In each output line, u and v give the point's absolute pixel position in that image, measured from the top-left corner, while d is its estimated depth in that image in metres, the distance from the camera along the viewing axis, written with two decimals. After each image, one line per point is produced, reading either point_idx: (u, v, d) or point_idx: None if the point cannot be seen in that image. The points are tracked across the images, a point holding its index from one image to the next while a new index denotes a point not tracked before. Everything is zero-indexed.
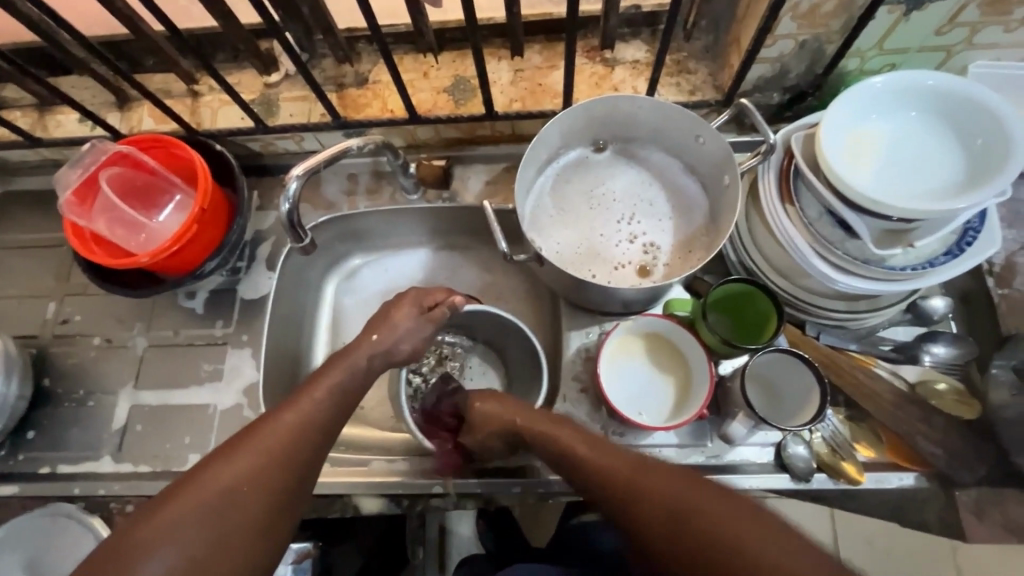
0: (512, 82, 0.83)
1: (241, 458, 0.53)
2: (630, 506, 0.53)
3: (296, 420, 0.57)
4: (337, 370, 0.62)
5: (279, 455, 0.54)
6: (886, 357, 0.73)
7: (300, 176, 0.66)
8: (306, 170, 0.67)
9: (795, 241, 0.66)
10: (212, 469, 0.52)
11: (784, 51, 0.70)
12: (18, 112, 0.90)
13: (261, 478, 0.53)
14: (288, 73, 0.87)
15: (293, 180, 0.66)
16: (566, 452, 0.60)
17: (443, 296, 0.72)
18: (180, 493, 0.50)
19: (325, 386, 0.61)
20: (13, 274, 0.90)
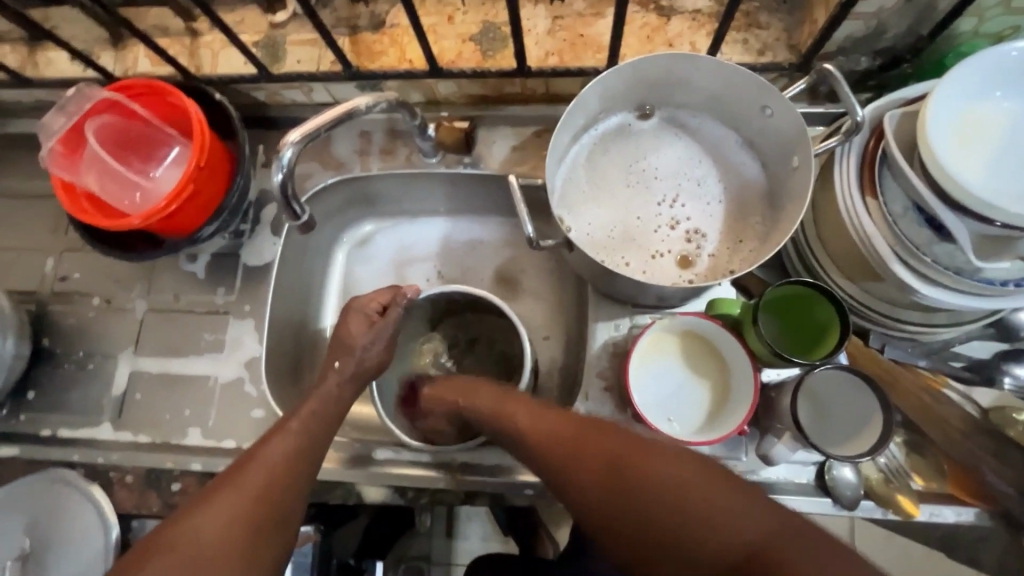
0: (549, 32, 0.72)
1: (222, 502, 0.52)
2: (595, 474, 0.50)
3: (276, 454, 0.56)
4: (311, 405, 0.61)
5: (261, 491, 0.53)
6: (958, 376, 0.64)
7: (296, 144, 0.59)
8: (303, 137, 0.59)
9: (874, 241, 0.56)
10: (192, 518, 0.50)
11: (885, 5, 0.58)
12: (7, 47, 0.82)
13: (248, 513, 0.51)
14: (296, 12, 0.77)
15: (288, 147, 0.59)
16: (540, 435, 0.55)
17: (391, 297, 0.70)
18: (161, 548, 0.48)
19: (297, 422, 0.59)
20: (11, 223, 0.85)
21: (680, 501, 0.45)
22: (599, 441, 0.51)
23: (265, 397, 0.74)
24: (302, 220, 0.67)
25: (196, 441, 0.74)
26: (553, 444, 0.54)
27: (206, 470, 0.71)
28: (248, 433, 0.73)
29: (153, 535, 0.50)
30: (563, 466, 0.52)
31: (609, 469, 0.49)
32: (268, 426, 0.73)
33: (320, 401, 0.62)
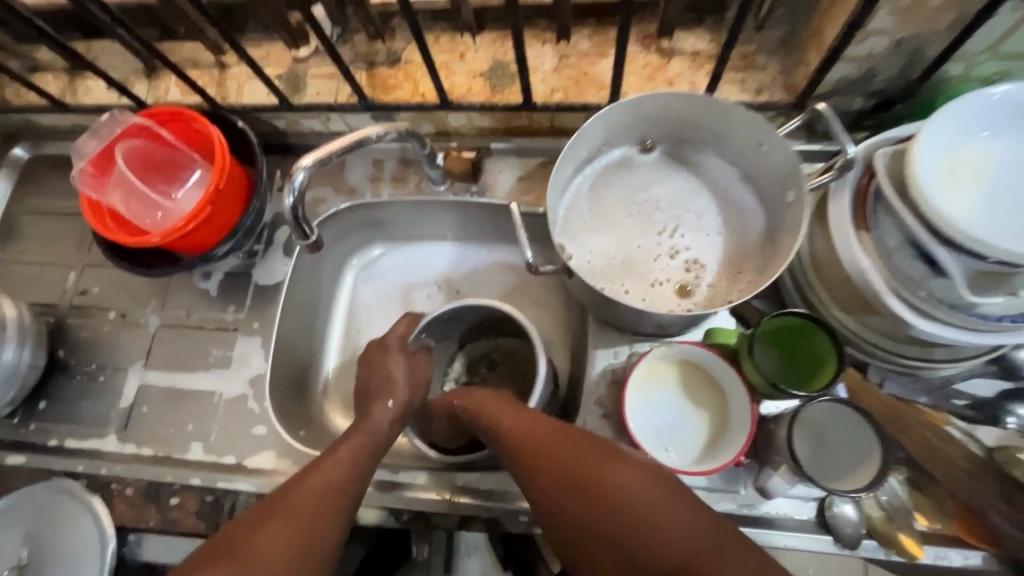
0: (555, 70, 0.75)
1: (286, 522, 0.52)
2: (593, 525, 0.49)
3: (331, 481, 0.58)
4: (365, 431, 0.64)
5: (316, 517, 0.54)
6: (960, 414, 0.63)
7: (308, 168, 0.62)
8: (315, 161, 0.62)
9: (868, 274, 0.57)
10: (259, 538, 0.50)
11: (876, 50, 0.60)
12: (50, 76, 0.88)
13: (306, 538, 0.52)
14: (318, 48, 0.82)
15: (300, 171, 0.62)
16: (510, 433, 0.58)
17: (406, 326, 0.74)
18: (223, 557, 0.48)
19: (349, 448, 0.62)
20: (40, 240, 0.90)
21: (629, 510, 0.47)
22: (566, 446, 0.54)
23: (267, 414, 0.75)
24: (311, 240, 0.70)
25: (198, 455, 0.75)
26: (522, 441, 0.56)
27: (205, 484, 0.72)
28: (249, 448, 0.74)
29: (209, 547, 0.50)
30: (528, 461, 0.55)
31: (573, 468, 0.52)
32: (269, 442, 0.74)
33: (373, 428, 0.65)
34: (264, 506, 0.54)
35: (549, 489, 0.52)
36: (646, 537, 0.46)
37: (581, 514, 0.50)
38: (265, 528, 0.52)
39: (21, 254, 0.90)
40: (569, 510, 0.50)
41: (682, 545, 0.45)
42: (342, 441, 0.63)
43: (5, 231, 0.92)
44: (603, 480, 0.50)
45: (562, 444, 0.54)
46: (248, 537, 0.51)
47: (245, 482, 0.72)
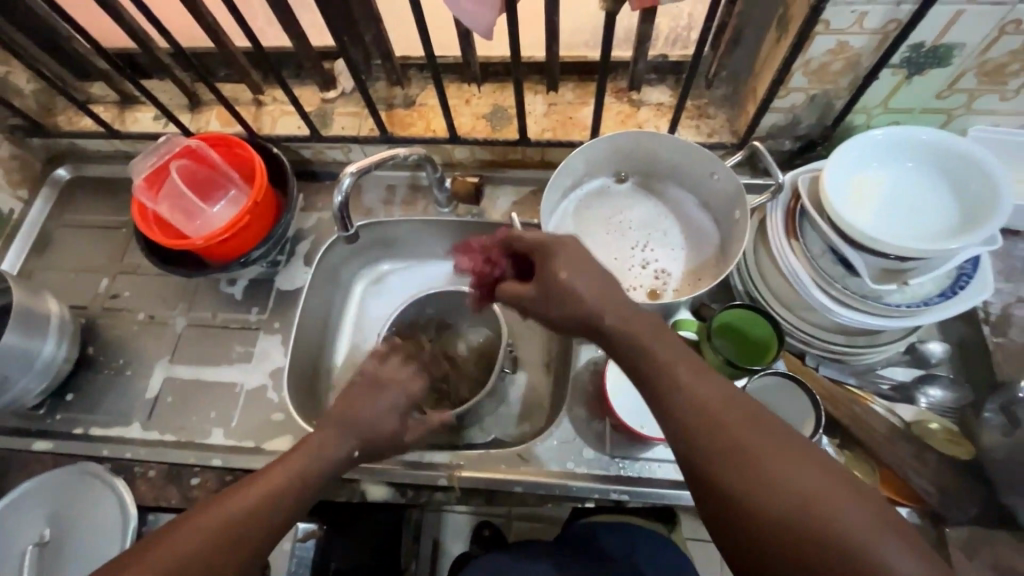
0: (545, 114, 0.91)
1: (198, 528, 0.49)
2: (709, 428, 0.46)
3: (259, 497, 0.52)
4: (313, 446, 0.58)
5: (234, 528, 0.50)
6: (883, 395, 0.76)
7: (354, 174, 0.73)
8: (359, 169, 0.73)
9: (798, 273, 0.71)
10: (171, 540, 0.48)
11: (796, 103, 0.77)
12: (102, 107, 1.00)
13: (218, 548, 0.48)
14: (344, 91, 0.96)
15: (346, 176, 0.73)
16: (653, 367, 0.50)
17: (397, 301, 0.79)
18: (168, 535, 0.49)
19: (295, 462, 0.56)
20: (76, 250, 0.99)
21: (789, 491, 0.41)
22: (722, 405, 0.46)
23: (285, 402, 0.83)
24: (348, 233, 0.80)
25: (219, 440, 0.81)
26: (671, 385, 0.49)
27: (225, 465, 0.78)
28: (267, 434, 0.81)
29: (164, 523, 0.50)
30: (678, 409, 0.47)
31: (725, 429, 0.45)
32: (285, 428, 0.82)
33: (321, 444, 0.59)
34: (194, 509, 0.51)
35: (690, 417, 0.47)
36: (761, 457, 0.43)
37: (697, 422, 0.46)
38: (172, 536, 0.48)
39: (56, 262, 0.98)
40: (684, 410, 0.47)
41: (800, 465, 0.43)
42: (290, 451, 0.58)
43: (40, 242, 1.00)
44: (733, 419, 0.45)
45: (716, 401, 0.47)
46: (199, 516, 0.50)
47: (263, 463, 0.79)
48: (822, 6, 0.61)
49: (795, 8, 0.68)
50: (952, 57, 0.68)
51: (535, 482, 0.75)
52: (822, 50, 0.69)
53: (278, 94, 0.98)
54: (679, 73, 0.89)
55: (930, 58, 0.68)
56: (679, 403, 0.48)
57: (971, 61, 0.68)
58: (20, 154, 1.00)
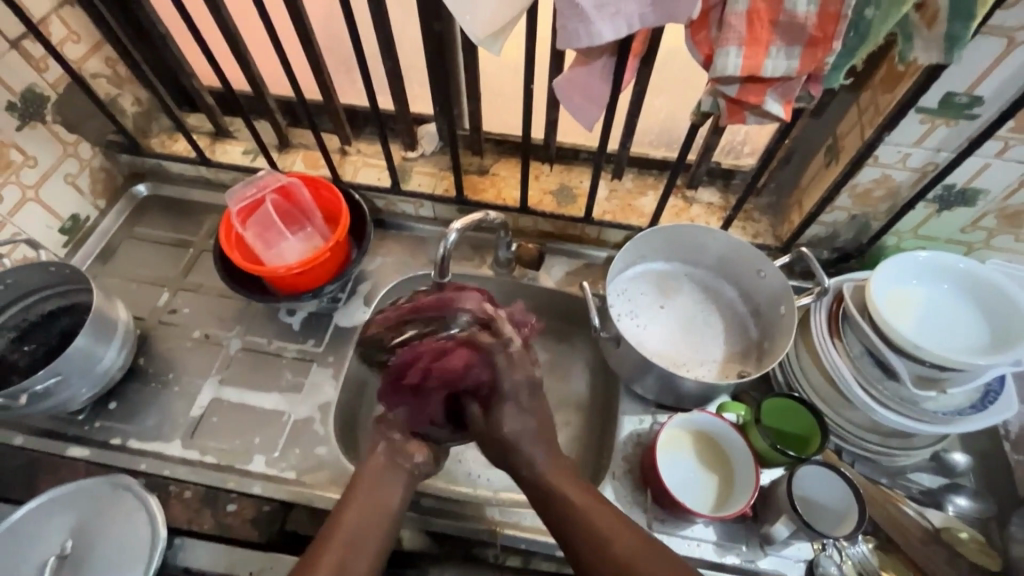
0: (607, 198, 1.00)
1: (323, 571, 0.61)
2: (585, 519, 0.65)
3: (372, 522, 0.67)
4: (381, 478, 0.71)
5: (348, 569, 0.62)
6: (913, 498, 0.80)
7: (458, 231, 0.78)
8: (463, 227, 0.79)
9: (841, 370, 0.77)
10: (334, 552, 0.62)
11: (838, 220, 0.87)
12: (195, 136, 1.08)
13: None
14: (423, 153, 1.05)
15: (452, 232, 0.78)
16: (572, 505, 0.67)
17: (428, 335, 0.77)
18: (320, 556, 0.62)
19: (364, 497, 0.68)
20: (141, 262, 1.02)
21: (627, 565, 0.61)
22: (604, 531, 0.64)
23: (331, 437, 0.84)
24: (442, 280, 0.82)
25: (259, 467, 0.81)
26: (572, 504, 0.67)
27: (264, 494, 0.77)
28: (308, 467, 0.81)
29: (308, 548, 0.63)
30: (576, 526, 0.65)
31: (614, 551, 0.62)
32: (328, 464, 0.81)
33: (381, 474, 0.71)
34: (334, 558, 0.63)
35: (575, 526, 0.65)
36: (611, 535, 0.64)
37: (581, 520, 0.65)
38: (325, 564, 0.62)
39: (118, 272, 1.01)
40: (562, 495, 0.68)
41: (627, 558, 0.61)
42: (354, 489, 0.69)
43: (107, 251, 1.03)
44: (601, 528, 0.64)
45: (595, 519, 0.65)
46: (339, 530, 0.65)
47: (303, 495, 0.77)
48: (876, 144, 0.73)
49: (846, 141, 0.79)
50: (977, 200, 0.78)
51: None
52: (868, 178, 0.79)
53: (364, 147, 1.06)
54: (729, 179, 0.99)
55: (960, 198, 0.78)
56: (572, 502, 0.67)
57: (994, 206, 0.79)
58: (108, 166, 1.05)
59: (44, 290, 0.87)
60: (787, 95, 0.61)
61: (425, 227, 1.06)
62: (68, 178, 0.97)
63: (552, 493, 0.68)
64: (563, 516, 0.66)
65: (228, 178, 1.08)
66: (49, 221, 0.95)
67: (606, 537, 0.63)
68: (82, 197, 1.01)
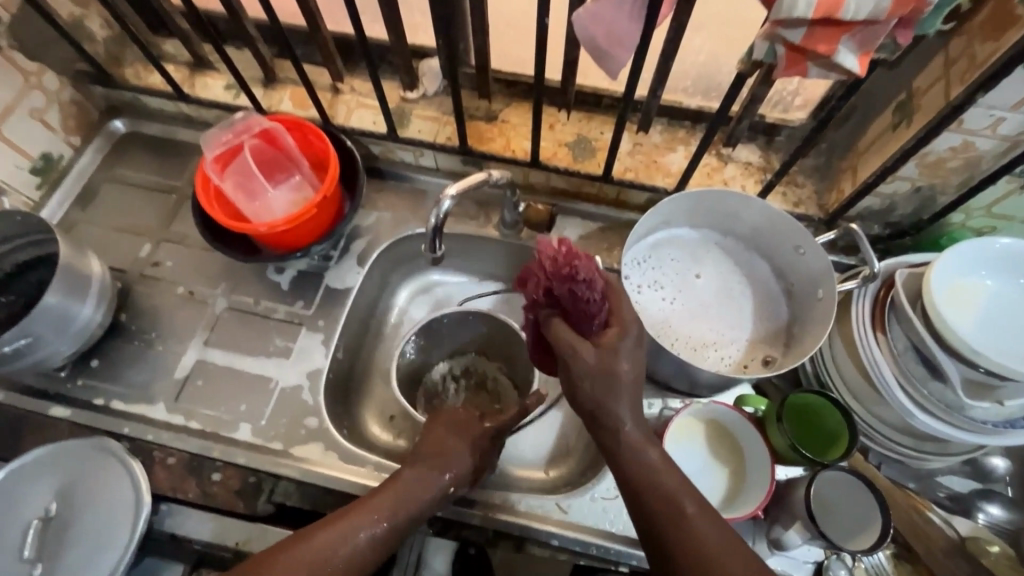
0: (630, 153, 0.88)
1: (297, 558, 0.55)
2: (697, 533, 0.55)
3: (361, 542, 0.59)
4: (406, 484, 0.64)
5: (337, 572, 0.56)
6: (941, 503, 0.74)
7: (453, 197, 0.69)
8: (459, 192, 0.69)
9: (880, 368, 0.69)
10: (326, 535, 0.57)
11: (898, 191, 0.75)
12: (172, 66, 0.97)
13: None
14: (425, 94, 0.93)
15: (446, 199, 0.69)
16: (673, 503, 0.57)
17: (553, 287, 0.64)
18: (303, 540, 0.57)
19: (405, 490, 0.63)
20: (122, 208, 0.95)
21: None
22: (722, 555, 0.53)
23: (320, 407, 0.79)
24: (435, 252, 0.74)
25: (245, 436, 0.77)
26: (679, 507, 0.56)
27: (249, 465, 0.74)
28: (295, 437, 0.77)
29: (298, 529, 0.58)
30: (678, 534, 0.55)
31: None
32: (316, 435, 0.77)
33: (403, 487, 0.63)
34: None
35: (682, 536, 0.55)
36: (722, 557, 0.53)
37: (686, 523, 0.55)
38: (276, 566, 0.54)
39: (98, 218, 0.94)
40: (666, 497, 0.57)
41: None
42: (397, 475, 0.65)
43: (86, 194, 0.96)
44: (714, 549, 0.54)
45: (708, 533, 0.55)
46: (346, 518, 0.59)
47: (290, 468, 0.75)
48: (964, 107, 0.59)
49: (924, 98, 0.66)
50: None
51: (572, 535, 0.72)
52: (945, 145, 0.66)
53: (358, 85, 0.94)
54: (772, 136, 0.86)
55: None
56: (674, 499, 0.57)
57: None
58: (79, 100, 0.96)
59: (13, 239, 0.81)
60: (865, 44, 0.49)
61: (426, 179, 0.96)
62: (35, 114, 0.88)
63: (656, 491, 0.57)
64: (668, 523, 0.56)
65: (210, 116, 0.98)
66: (17, 161, 0.88)
67: (714, 549, 0.53)
68: (53, 134, 0.92)
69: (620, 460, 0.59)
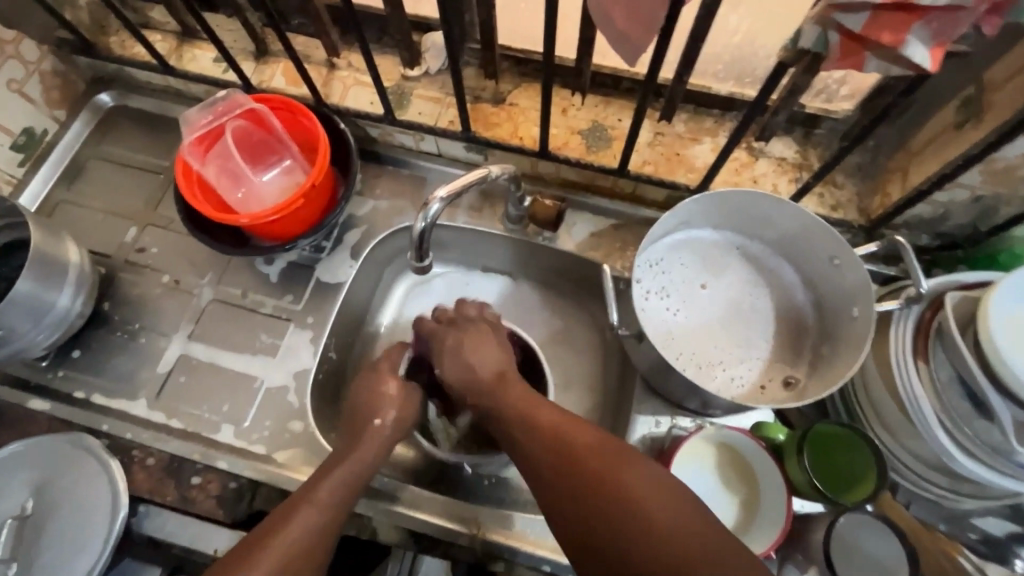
0: (649, 144, 0.80)
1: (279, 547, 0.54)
2: (600, 470, 0.53)
3: (321, 509, 0.58)
4: (364, 444, 0.65)
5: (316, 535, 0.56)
6: (971, 547, 0.67)
7: (443, 200, 0.63)
8: (450, 194, 0.63)
9: (919, 403, 0.61)
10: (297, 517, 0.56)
11: (955, 199, 0.66)
12: (159, 35, 0.90)
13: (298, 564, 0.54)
14: (427, 71, 0.85)
15: (435, 201, 0.63)
16: (576, 453, 0.55)
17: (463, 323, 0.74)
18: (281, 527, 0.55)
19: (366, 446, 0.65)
20: (107, 188, 0.90)
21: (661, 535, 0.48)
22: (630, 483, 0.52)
23: (306, 411, 0.75)
24: (423, 263, 0.69)
25: (228, 437, 0.74)
26: (581, 454, 0.55)
27: (230, 470, 0.71)
28: (279, 442, 0.73)
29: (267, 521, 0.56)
30: (583, 482, 0.53)
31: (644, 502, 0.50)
32: (300, 440, 0.74)
33: (365, 455, 0.65)
34: (248, 544, 0.54)
35: (586, 482, 0.53)
36: (631, 484, 0.52)
37: (592, 465, 0.54)
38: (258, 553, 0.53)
39: (83, 198, 0.90)
40: (570, 448, 0.56)
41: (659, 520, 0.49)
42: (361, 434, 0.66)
43: (71, 172, 0.92)
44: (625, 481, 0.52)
45: (616, 467, 0.53)
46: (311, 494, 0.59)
47: (272, 475, 0.71)
48: None
49: (998, 94, 0.56)
50: None
51: (566, 562, 0.67)
52: (1018, 151, 0.57)
53: (355, 60, 0.87)
54: (812, 128, 0.77)
55: None
56: (579, 449, 0.55)
57: None
58: (62, 70, 0.90)
59: None
60: (941, 35, 0.40)
61: (426, 165, 0.88)
62: (13, 86, 0.83)
63: (556, 448, 0.56)
64: (575, 474, 0.54)
65: (200, 91, 0.92)
66: None
67: (621, 483, 0.52)
68: (34, 107, 0.87)
69: (521, 430, 0.60)
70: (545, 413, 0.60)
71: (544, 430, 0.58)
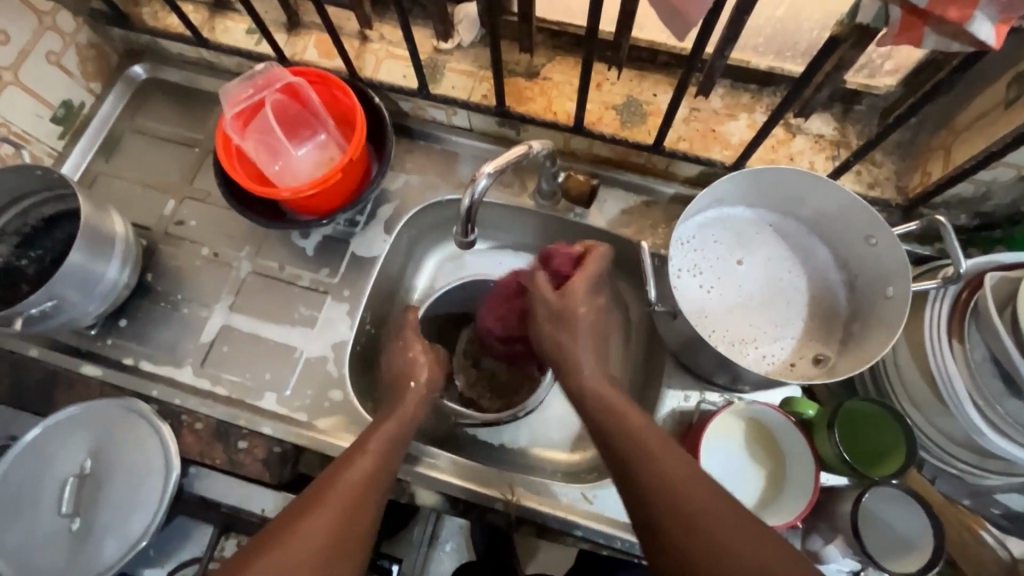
0: (685, 119, 0.79)
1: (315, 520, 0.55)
2: (652, 450, 0.55)
3: (366, 464, 0.61)
4: (401, 416, 0.67)
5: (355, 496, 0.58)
6: (995, 521, 0.70)
7: (491, 176, 0.63)
8: (497, 170, 0.64)
9: (952, 381, 0.62)
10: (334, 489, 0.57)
11: (999, 179, 0.65)
12: (191, 6, 0.90)
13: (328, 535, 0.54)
14: (460, 44, 0.84)
15: (483, 177, 0.64)
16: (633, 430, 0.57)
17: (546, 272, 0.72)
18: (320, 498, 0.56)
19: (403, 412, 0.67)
20: (144, 161, 0.91)
21: (706, 519, 0.49)
22: (677, 465, 0.53)
23: (345, 380, 0.78)
24: (467, 237, 0.69)
25: (271, 404, 0.77)
26: (636, 433, 0.57)
27: (274, 435, 0.74)
28: (320, 410, 0.76)
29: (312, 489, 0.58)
30: (636, 457, 0.55)
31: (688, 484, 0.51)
32: (340, 409, 0.76)
33: (405, 412, 0.68)
34: (308, 496, 0.57)
35: (641, 459, 0.55)
36: (673, 465, 0.53)
37: (642, 444, 0.56)
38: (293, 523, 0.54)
39: (120, 170, 0.91)
40: (624, 426, 0.58)
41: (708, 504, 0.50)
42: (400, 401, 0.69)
43: (108, 144, 0.93)
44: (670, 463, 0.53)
45: (665, 450, 0.55)
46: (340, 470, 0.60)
47: (314, 441, 0.74)
48: None
49: None
50: None
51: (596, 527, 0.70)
52: None
53: (387, 32, 0.86)
54: (851, 105, 0.76)
55: None
56: (634, 427, 0.57)
57: None
58: (97, 42, 0.90)
59: (37, 193, 0.79)
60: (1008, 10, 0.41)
61: (458, 140, 0.88)
62: (51, 58, 0.84)
63: (618, 424, 0.58)
64: (629, 448, 0.56)
65: (231, 63, 0.92)
66: (37, 109, 0.84)
67: (669, 462, 0.53)
68: (71, 79, 0.88)
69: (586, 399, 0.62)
70: (605, 386, 0.63)
71: (616, 411, 0.59)
